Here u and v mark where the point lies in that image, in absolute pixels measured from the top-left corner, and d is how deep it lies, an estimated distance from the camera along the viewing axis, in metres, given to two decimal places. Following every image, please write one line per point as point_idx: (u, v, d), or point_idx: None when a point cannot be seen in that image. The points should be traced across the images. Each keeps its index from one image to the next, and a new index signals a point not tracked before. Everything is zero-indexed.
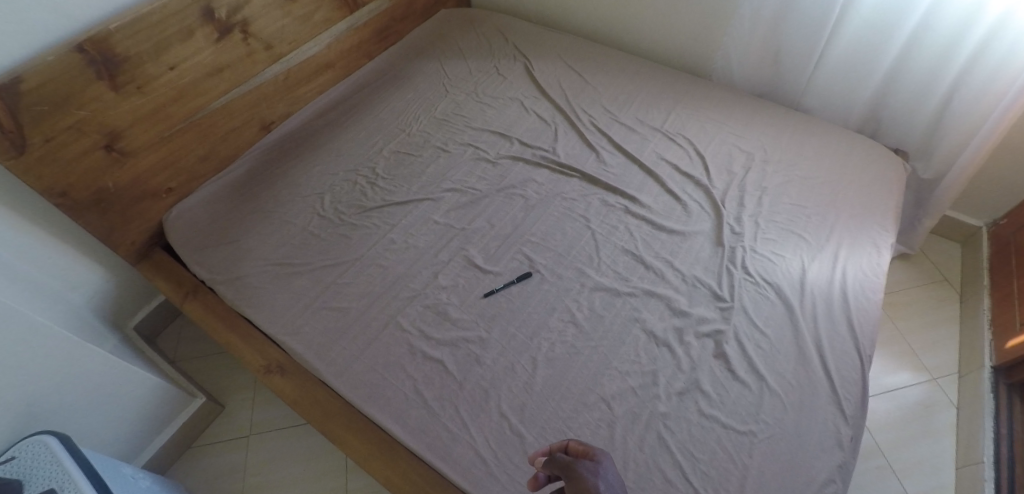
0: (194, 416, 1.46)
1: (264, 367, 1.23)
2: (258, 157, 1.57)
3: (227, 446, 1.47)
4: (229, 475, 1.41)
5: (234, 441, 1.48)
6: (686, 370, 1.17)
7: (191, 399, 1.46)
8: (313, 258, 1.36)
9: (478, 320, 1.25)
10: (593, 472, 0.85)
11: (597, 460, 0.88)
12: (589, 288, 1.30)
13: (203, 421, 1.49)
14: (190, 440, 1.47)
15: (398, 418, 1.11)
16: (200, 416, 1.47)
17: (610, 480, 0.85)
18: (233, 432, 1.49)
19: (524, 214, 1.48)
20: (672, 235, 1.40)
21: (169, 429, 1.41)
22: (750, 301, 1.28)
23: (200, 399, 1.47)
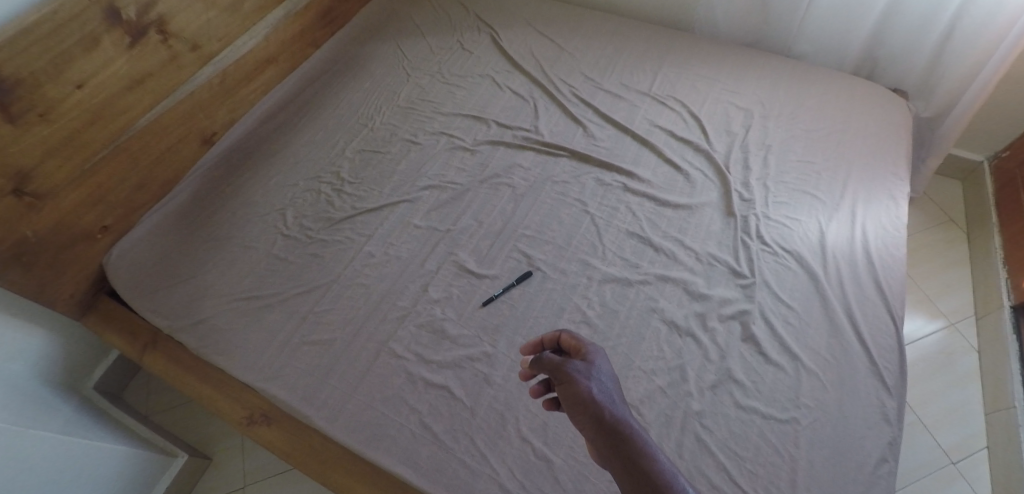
0: (179, 476, 1.33)
1: (247, 418, 1.10)
2: (203, 178, 1.41)
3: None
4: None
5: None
6: (715, 359, 1.06)
7: (172, 459, 1.34)
8: (284, 286, 1.22)
9: (481, 333, 1.13)
10: (587, 372, 0.82)
11: (589, 361, 0.84)
12: (597, 280, 1.18)
13: (191, 477, 1.37)
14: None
15: (408, 459, 0.99)
16: (186, 474, 1.35)
17: (603, 379, 0.82)
18: (226, 486, 1.38)
19: (513, 206, 1.34)
20: (678, 211, 1.28)
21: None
22: (771, 273, 1.18)
23: (182, 458, 1.34)
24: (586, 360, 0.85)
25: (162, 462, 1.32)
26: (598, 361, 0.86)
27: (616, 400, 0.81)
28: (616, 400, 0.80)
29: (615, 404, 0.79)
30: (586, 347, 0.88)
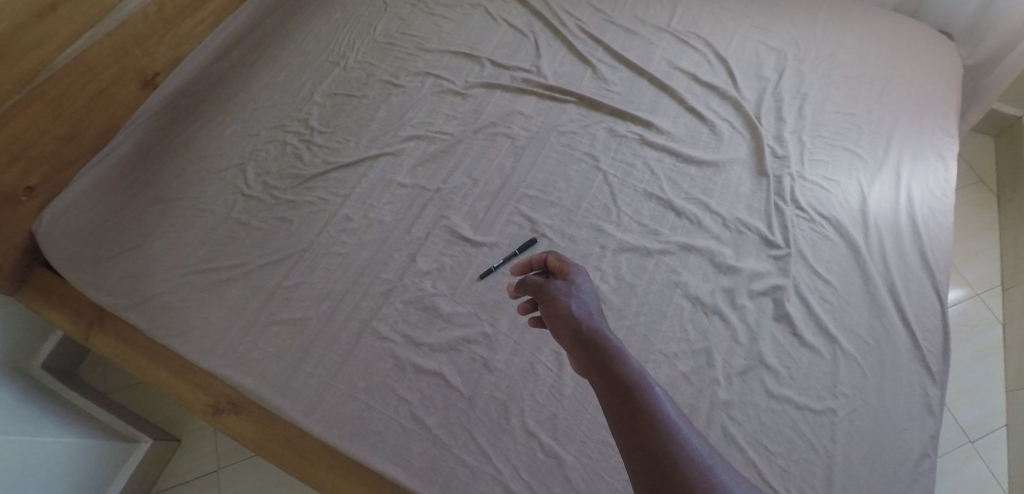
0: (145, 461, 1.24)
1: (211, 407, 0.99)
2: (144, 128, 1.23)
3: (197, 481, 1.29)
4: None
5: (202, 478, 1.29)
6: (745, 342, 0.94)
7: (135, 445, 1.24)
8: (245, 256, 1.09)
9: (478, 311, 0.98)
10: (566, 289, 0.73)
11: (570, 280, 0.76)
12: (611, 249, 1.03)
13: (160, 459, 1.29)
14: (150, 483, 1.28)
15: (397, 459, 0.86)
16: (153, 457, 1.26)
17: (585, 295, 0.73)
18: (200, 468, 1.30)
19: (513, 161, 1.16)
20: (701, 169, 1.13)
21: (116, 484, 1.19)
22: (806, 242, 1.05)
23: (145, 443, 1.25)
24: (569, 278, 0.77)
25: (123, 450, 1.21)
26: (584, 280, 0.77)
27: (599, 317, 0.72)
28: (598, 316, 0.72)
29: (596, 320, 0.70)
30: (569, 265, 0.79)
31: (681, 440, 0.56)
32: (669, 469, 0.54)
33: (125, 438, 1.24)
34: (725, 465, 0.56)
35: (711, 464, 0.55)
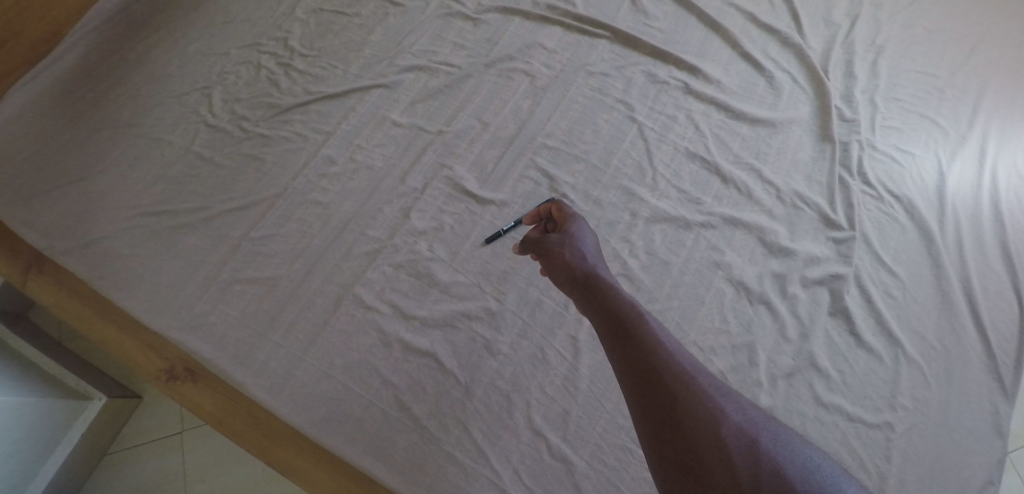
0: (99, 421, 1.10)
1: (166, 373, 0.84)
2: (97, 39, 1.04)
3: (159, 443, 1.16)
4: (167, 477, 1.13)
5: (165, 440, 1.16)
6: (793, 338, 0.80)
7: (89, 403, 1.10)
8: (205, 199, 0.92)
9: (482, 283, 0.83)
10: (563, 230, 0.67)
11: (561, 236, 0.66)
12: (643, 219, 0.87)
13: (118, 417, 1.15)
14: (105, 445, 1.14)
15: (377, 452, 0.73)
16: (109, 416, 1.12)
17: (585, 234, 0.67)
18: (163, 429, 1.17)
19: (531, 103, 0.97)
20: (754, 129, 0.95)
21: (64, 446, 1.05)
22: (871, 224, 0.89)
23: (100, 402, 1.10)
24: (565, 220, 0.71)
25: (73, 409, 1.07)
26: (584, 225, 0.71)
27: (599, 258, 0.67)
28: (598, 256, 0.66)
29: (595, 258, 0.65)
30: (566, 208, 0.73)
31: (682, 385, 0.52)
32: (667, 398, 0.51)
33: (76, 395, 1.09)
34: (726, 392, 0.53)
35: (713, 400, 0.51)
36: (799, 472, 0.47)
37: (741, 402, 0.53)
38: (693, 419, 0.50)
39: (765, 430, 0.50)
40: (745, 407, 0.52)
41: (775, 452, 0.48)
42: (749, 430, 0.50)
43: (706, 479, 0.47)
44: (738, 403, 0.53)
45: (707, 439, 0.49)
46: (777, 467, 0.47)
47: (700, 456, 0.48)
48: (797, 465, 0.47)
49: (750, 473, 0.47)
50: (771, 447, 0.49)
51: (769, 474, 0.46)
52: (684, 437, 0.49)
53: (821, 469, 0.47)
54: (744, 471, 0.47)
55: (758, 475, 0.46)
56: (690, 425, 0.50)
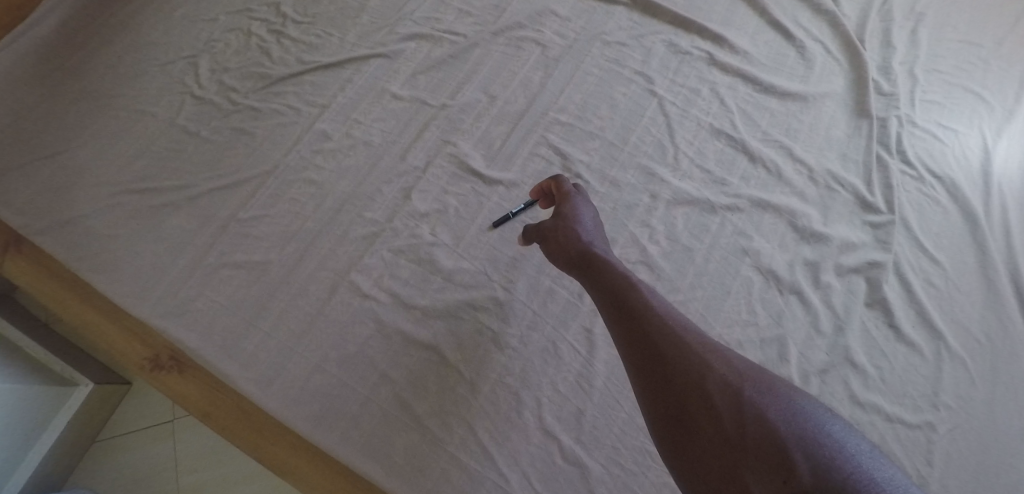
0: (85, 409, 1.00)
1: (151, 362, 0.78)
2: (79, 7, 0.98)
3: (145, 433, 1.05)
4: (155, 472, 1.02)
5: (154, 428, 1.05)
6: (827, 331, 0.74)
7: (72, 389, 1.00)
8: (191, 176, 0.85)
9: (489, 270, 0.76)
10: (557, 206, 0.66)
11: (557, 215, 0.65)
12: (664, 201, 0.80)
13: (103, 407, 1.04)
14: (90, 436, 1.03)
15: (374, 452, 0.67)
16: (94, 405, 1.01)
17: (581, 206, 0.66)
18: (153, 416, 1.06)
19: (542, 76, 0.89)
20: (784, 103, 0.88)
21: (46, 438, 0.95)
22: (911, 208, 0.82)
23: (84, 387, 0.99)
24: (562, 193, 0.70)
25: (54, 397, 0.97)
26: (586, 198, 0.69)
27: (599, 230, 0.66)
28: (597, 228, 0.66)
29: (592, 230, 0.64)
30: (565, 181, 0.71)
31: (669, 344, 0.52)
32: (658, 360, 0.51)
33: (60, 380, 0.99)
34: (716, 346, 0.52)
35: (699, 355, 0.51)
36: (784, 414, 0.45)
37: (732, 354, 0.52)
38: (682, 377, 0.50)
39: (753, 377, 0.49)
40: (736, 358, 0.52)
41: (761, 397, 0.47)
42: (736, 378, 0.49)
43: (695, 433, 0.48)
44: (731, 355, 0.52)
45: (693, 395, 0.49)
46: (761, 412, 0.46)
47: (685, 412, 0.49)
48: (784, 407, 0.46)
49: (737, 420, 0.46)
50: (756, 392, 0.48)
51: (754, 420, 0.45)
52: (672, 395, 0.50)
53: (807, 408, 0.46)
54: (729, 419, 0.47)
55: (744, 424, 0.46)
56: (675, 381, 0.50)
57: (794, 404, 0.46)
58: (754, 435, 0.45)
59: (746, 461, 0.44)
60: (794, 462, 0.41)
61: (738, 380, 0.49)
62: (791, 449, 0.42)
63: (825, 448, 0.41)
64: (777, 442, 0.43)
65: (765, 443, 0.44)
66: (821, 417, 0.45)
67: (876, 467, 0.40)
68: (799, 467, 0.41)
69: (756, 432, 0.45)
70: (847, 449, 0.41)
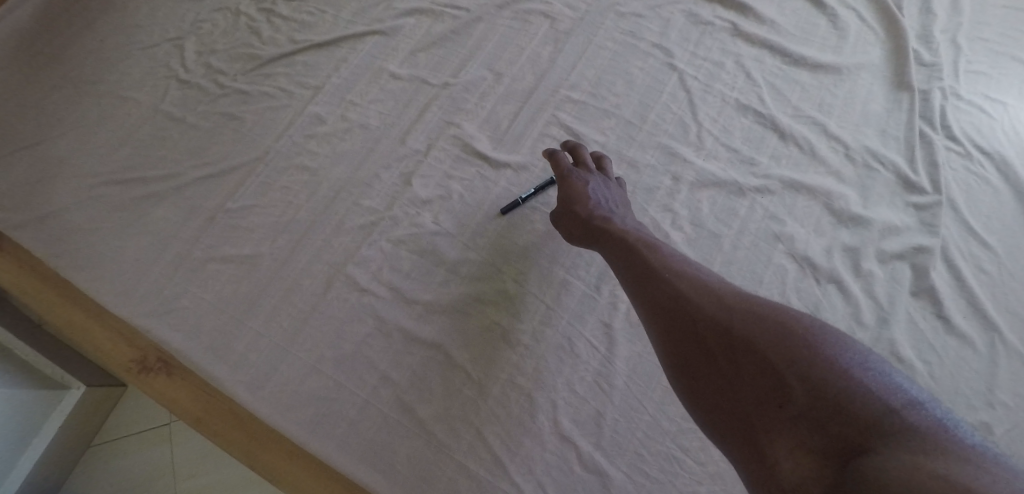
0: (77, 414, 0.85)
1: (138, 364, 0.72)
2: None
3: (145, 437, 0.92)
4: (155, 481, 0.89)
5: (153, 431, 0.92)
6: (871, 324, 0.67)
7: (63, 391, 0.84)
8: (178, 164, 0.79)
9: (498, 261, 0.70)
10: (560, 177, 0.67)
11: (577, 192, 0.64)
12: (687, 184, 0.73)
13: (98, 411, 0.90)
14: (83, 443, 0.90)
15: (375, 461, 0.62)
16: (87, 408, 0.87)
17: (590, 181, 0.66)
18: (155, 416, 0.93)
19: (552, 51, 0.83)
20: (816, 76, 0.80)
21: (31, 451, 0.80)
22: (958, 187, 0.75)
23: (76, 392, 0.85)
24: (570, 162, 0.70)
25: (43, 403, 0.81)
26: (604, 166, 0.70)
27: (612, 194, 0.66)
28: (608, 194, 0.66)
29: (599, 197, 0.64)
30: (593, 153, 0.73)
31: (664, 293, 0.51)
32: (658, 314, 0.51)
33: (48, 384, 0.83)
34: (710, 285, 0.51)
35: (693, 298, 0.50)
36: (776, 335, 0.44)
37: (729, 290, 0.50)
38: (679, 322, 0.49)
39: (746, 307, 0.47)
40: (733, 294, 0.49)
41: (752, 323, 0.45)
42: (730, 313, 0.47)
43: (697, 374, 0.48)
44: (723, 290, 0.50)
45: (691, 338, 0.48)
46: (751, 340, 0.44)
47: (685, 356, 0.48)
48: (776, 330, 0.44)
49: (732, 353, 0.45)
50: (749, 321, 0.46)
51: (745, 351, 0.44)
52: (673, 342, 0.50)
53: (800, 326, 0.44)
54: (726, 355, 0.46)
55: (738, 357, 0.45)
56: (673, 328, 0.50)
57: (785, 323, 0.44)
58: (748, 366, 0.44)
59: (750, 394, 0.43)
60: (789, 385, 0.41)
61: (729, 315, 0.47)
62: (784, 371, 0.42)
63: (817, 364, 0.40)
64: (772, 370, 0.42)
65: (759, 370, 0.43)
66: (815, 331, 0.43)
67: (874, 371, 0.40)
68: (793, 388, 0.41)
69: (749, 361, 0.44)
70: (841, 360, 0.40)
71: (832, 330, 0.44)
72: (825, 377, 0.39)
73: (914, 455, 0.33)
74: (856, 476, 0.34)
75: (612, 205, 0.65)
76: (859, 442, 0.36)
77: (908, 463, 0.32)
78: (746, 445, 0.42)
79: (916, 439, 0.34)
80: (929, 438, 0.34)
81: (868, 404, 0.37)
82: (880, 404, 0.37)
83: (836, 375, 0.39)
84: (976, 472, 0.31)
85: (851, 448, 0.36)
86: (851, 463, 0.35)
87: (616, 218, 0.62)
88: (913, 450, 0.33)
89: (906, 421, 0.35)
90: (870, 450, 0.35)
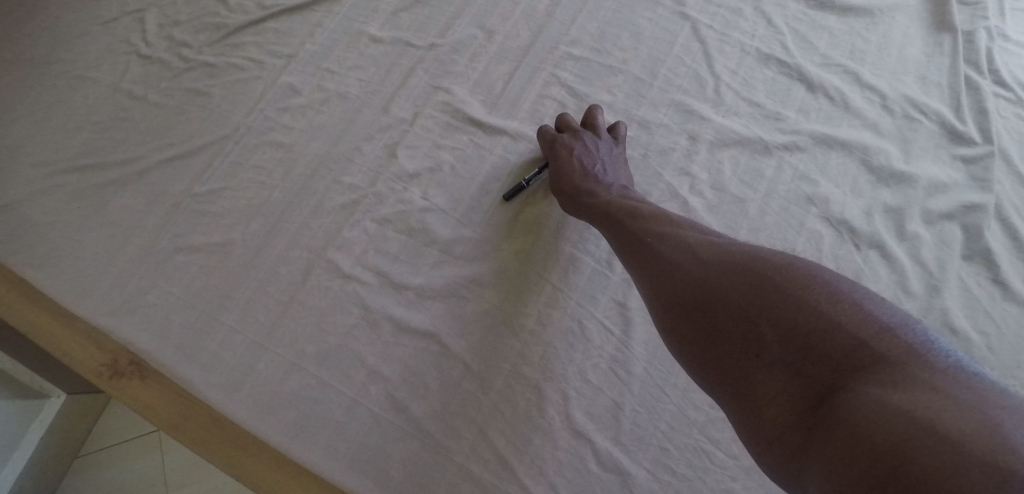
0: (58, 426, 0.74)
1: (107, 369, 0.62)
2: None
3: (131, 447, 0.81)
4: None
5: (139, 438, 0.82)
6: (921, 293, 0.59)
7: (42, 402, 0.72)
8: (142, 145, 0.71)
9: (497, 238, 0.63)
10: (546, 149, 0.62)
11: (566, 158, 0.60)
12: (705, 143, 0.65)
13: (81, 421, 0.78)
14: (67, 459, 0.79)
15: (366, 466, 0.55)
16: (69, 420, 0.76)
17: (580, 147, 0.60)
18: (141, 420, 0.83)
19: (549, 4, 0.74)
20: (846, 20, 0.72)
21: (6, 474, 0.69)
22: (1011, 137, 0.66)
23: (56, 400, 0.73)
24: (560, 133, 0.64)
25: (21, 415, 0.70)
26: (596, 128, 0.63)
27: (601, 156, 0.60)
28: (594, 155, 0.60)
29: (586, 163, 0.59)
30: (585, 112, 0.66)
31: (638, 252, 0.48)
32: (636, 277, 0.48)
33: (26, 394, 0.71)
34: (682, 233, 0.47)
35: (663, 252, 0.46)
36: (745, 280, 0.40)
37: (700, 236, 0.46)
38: (652, 281, 0.46)
39: (715, 253, 0.43)
40: (702, 240, 0.45)
41: (721, 270, 0.42)
42: (697, 262, 0.43)
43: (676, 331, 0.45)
44: (693, 238, 0.46)
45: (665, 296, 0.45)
46: (721, 288, 0.41)
47: (662, 315, 0.45)
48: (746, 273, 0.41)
49: (704, 305, 0.42)
50: (718, 268, 0.42)
51: (717, 303, 0.41)
52: (650, 302, 0.46)
53: (766, 264, 0.40)
54: (697, 307, 0.42)
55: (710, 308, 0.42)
56: (648, 288, 0.46)
57: (752, 264, 0.41)
58: (721, 317, 0.41)
59: (727, 346, 0.40)
60: (762, 331, 0.38)
61: (698, 265, 0.43)
62: (757, 318, 0.39)
63: (787, 305, 0.37)
64: (744, 318, 0.39)
65: (733, 320, 0.40)
66: (785, 265, 0.40)
67: (846, 296, 0.36)
68: (766, 334, 0.38)
69: (722, 312, 0.41)
70: (811, 294, 0.37)
71: (804, 260, 0.40)
72: (794, 318, 0.36)
73: (885, 391, 0.30)
74: (832, 422, 0.32)
75: (602, 169, 0.59)
76: (834, 382, 0.34)
77: (877, 402, 0.30)
78: (731, 398, 0.40)
79: (889, 371, 0.32)
80: (902, 368, 0.31)
81: (840, 339, 0.34)
82: (851, 336, 0.34)
83: (806, 313, 0.36)
84: (946, 401, 0.28)
85: (828, 391, 0.34)
86: (829, 405, 0.33)
87: (602, 188, 0.57)
88: (885, 387, 0.31)
89: (879, 353, 0.33)
90: (844, 390, 0.33)
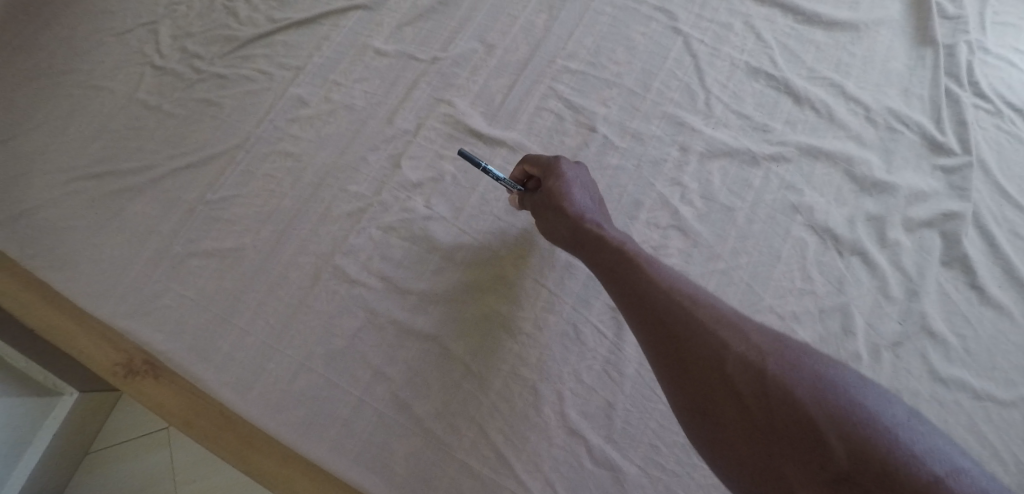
0: (71, 422, 0.77)
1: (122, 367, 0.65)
2: None
3: (142, 442, 0.84)
4: (153, 490, 0.82)
5: (150, 435, 0.85)
6: (901, 298, 0.62)
7: (56, 399, 0.75)
8: (155, 154, 0.74)
9: (496, 245, 0.66)
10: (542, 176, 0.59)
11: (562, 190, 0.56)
12: (696, 154, 0.68)
13: (93, 418, 0.81)
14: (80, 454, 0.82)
15: (370, 461, 0.58)
16: (82, 415, 0.79)
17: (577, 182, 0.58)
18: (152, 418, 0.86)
19: (547, 19, 0.77)
20: (832, 34, 0.75)
21: (22, 469, 0.72)
22: (989, 148, 0.68)
23: (69, 398, 0.76)
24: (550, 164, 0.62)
25: (36, 412, 0.73)
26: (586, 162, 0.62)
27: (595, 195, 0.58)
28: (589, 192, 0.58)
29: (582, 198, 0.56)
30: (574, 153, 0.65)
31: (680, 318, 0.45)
32: (673, 343, 0.44)
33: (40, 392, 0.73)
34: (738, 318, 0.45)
35: (716, 330, 0.43)
36: (810, 384, 0.38)
37: (756, 326, 0.44)
38: (698, 353, 0.43)
39: (776, 347, 0.42)
40: (758, 330, 0.44)
41: (784, 367, 0.40)
42: (758, 352, 0.41)
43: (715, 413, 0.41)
44: (751, 325, 0.44)
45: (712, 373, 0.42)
46: (785, 385, 0.39)
47: (704, 392, 0.42)
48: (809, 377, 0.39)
49: (759, 399, 0.39)
50: (780, 365, 0.40)
51: (778, 398, 0.39)
52: (689, 374, 0.43)
53: (831, 374, 0.39)
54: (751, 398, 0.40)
55: (767, 402, 0.39)
56: (690, 360, 0.43)
57: (818, 371, 0.39)
58: (780, 413, 0.38)
59: (782, 448, 0.37)
60: (828, 441, 0.36)
61: (760, 355, 0.41)
62: (822, 426, 0.36)
63: (860, 422, 0.35)
64: (808, 424, 0.37)
65: (792, 423, 0.38)
66: (851, 382, 0.39)
67: (913, 429, 0.36)
68: (832, 444, 0.35)
69: (782, 410, 0.38)
70: (882, 419, 0.36)
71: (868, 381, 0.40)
72: (868, 437, 0.35)
73: None
74: None
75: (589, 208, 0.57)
76: None
77: None
78: None
79: None
80: None
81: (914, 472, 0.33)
82: (927, 473, 0.32)
83: (878, 436, 0.35)
84: None
85: None
86: None
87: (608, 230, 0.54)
88: None
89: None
90: None
